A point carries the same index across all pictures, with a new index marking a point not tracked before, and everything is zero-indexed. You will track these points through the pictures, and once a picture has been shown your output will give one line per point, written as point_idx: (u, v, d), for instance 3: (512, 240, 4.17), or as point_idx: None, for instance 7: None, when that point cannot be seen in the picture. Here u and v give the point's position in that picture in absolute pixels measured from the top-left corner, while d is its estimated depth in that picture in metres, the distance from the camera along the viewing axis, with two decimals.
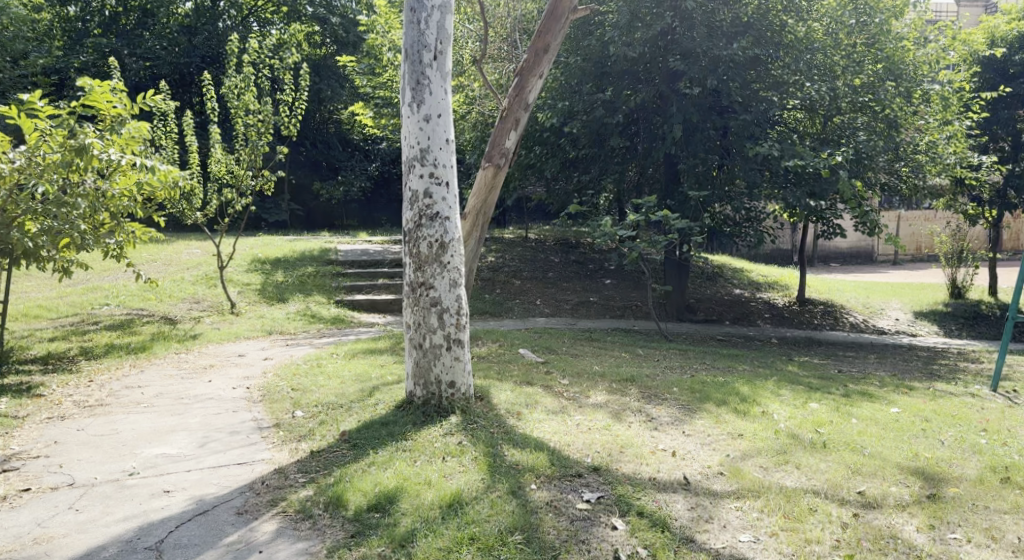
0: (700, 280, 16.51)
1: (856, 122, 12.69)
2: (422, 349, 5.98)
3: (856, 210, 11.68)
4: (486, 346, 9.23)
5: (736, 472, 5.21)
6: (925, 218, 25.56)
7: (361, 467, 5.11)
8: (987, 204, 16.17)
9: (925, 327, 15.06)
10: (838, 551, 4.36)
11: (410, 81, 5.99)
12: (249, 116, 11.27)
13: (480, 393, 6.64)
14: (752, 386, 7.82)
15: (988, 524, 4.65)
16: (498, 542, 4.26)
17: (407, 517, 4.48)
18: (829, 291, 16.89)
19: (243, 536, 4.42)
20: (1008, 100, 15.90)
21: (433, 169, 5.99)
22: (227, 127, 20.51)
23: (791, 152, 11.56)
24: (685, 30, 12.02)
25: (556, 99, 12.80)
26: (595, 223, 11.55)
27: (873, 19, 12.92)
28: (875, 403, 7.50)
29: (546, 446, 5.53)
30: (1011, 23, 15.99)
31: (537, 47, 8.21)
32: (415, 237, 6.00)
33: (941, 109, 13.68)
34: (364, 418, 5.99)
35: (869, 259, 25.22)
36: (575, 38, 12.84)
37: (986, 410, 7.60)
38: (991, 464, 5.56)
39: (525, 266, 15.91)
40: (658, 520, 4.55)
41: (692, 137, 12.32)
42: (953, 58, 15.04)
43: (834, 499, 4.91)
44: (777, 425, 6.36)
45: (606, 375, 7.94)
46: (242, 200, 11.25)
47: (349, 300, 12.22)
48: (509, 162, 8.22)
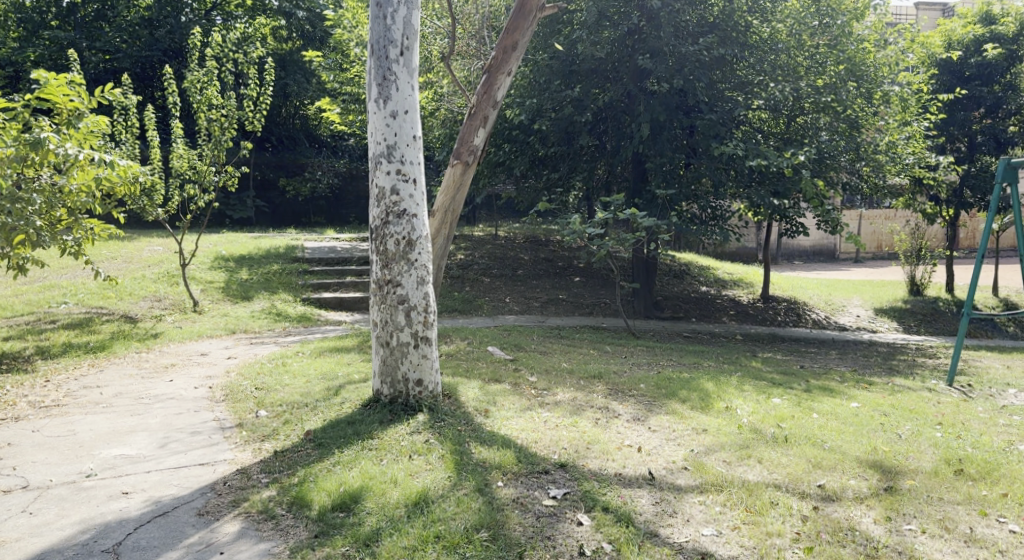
0: (667, 278, 16.65)
1: (819, 122, 12.86)
2: (390, 347, 5.96)
3: (819, 209, 11.91)
4: (455, 344, 9.22)
5: (700, 467, 5.27)
6: (886, 217, 26.15)
7: (326, 466, 5.07)
8: (945, 204, 16.42)
9: (885, 324, 15.35)
10: (798, 544, 4.42)
11: (376, 77, 5.95)
12: (212, 110, 11.10)
13: (448, 391, 6.63)
14: (717, 382, 7.90)
15: (941, 515, 4.76)
16: (463, 540, 4.25)
17: (372, 516, 4.46)
18: (793, 289, 17.14)
19: (204, 536, 4.37)
20: (964, 102, 16.30)
21: (400, 166, 5.96)
22: (189, 122, 20.24)
23: (755, 151, 11.70)
24: (651, 29, 12.10)
25: (525, 97, 12.84)
26: (564, 221, 11.59)
27: (834, 21, 13.00)
28: (835, 398, 7.63)
29: (513, 443, 5.54)
30: (967, 26, 16.40)
31: (505, 44, 8.14)
32: (381, 234, 5.97)
33: (900, 110, 13.97)
34: (329, 418, 5.93)
35: (831, 257, 25.66)
36: (543, 36, 12.88)
37: (942, 404, 7.78)
38: (946, 457, 5.67)
39: (494, 264, 15.92)
40: (622, 516, 4.59)
41: (659, 136, 12.40)
42: (913, 60, 15.34)
43: (795, 493, 4.99)
44: (740, 420, 6.45)
45: (574, 372, 7.97)
46: (205, 196, 11.09)
47: (316, 298, 12.11)
48: (477, 159, 8.22)
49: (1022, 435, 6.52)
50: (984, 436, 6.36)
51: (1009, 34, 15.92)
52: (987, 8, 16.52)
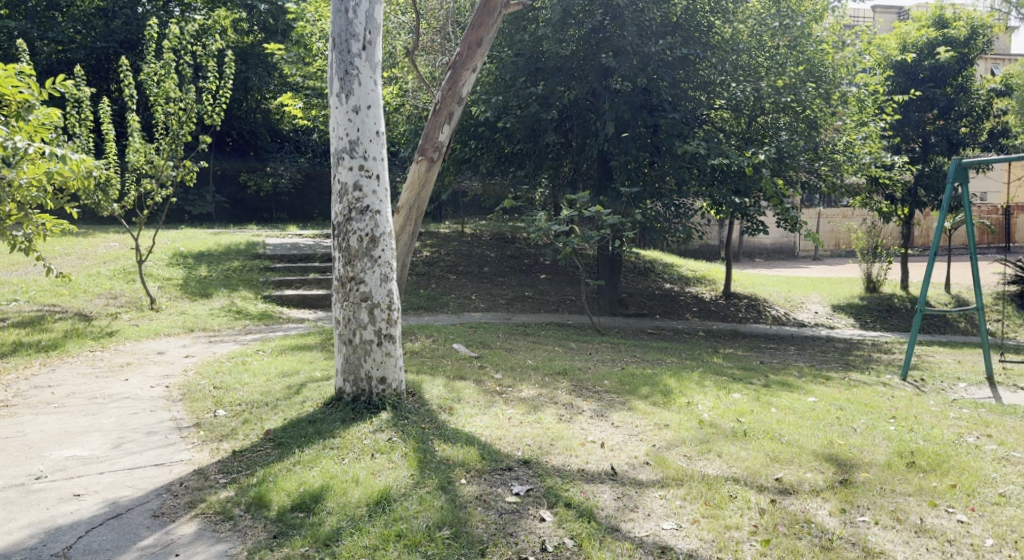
0: (631, 276, 16.78)
1: (779, 122, 13.09)
2: (352, 345, 5.91)
3: (779, 208, 12.20)
4: (419, 341, 9.19)
5: (661, 462, 5.33)
6: (843, 216, 26.58)
7: (286, 466, 5.02)
8: (899, 203, 16.77)
9: (842, 320, 15.67)
10: (756, 537, 4.49)
11: (338, 71, 5.89)
12: (170, 103, 10.88)
13: (412, 388, 6.60)
14: (679, 378, 7.98)
15: (894, 506, 4.86)
16: (425, 538, 4.24)
17: (332, 516, 4.42)
18: (754, 285, 17.40)
19: (160, 538, 4.30)
20: (918, 104, 16.70)
21: (363, 162, 5.92)
22: (146, 115, 19.85)
23: (717, 150, 11.86)
24: (616, 28, 12.21)
25: (490, 94, 12.82)
26: (530, 219, 11.60)
27: (794, 22, 13.22)
28: (793, 393, 7.76)
29: (477, 440, 5.53)
30: (920, 30, 16.87)
31: (470, 40, 8.09)
32: (344, 231, 5.92)
33: (857, 111, 14.24)
34: (290, 417, 5.87)
35: (791, 255, 26.09)
36: (509, 33, 12.88)
37: (896, 398, 7.97)
38: (899, 449, 5.80)
39: (460, 261, 15.90)
40: (584, 511, 4.61)
41: (623, 134, 12.47)
42: (871, 61, 15.62)
43: (753, 486, 5.07)
44: (700, 415, 6.53)
45: (538, 369, 7.99)
46: (162, 191, 10.88)
47: (278, 295, 11.96)
48: (443, 156, 8.20)
49: (971, 427, 6.70)
50: (936, 429, 6.51)
51: (960, 38, 16.48)
52: (940, 12, 16.99)
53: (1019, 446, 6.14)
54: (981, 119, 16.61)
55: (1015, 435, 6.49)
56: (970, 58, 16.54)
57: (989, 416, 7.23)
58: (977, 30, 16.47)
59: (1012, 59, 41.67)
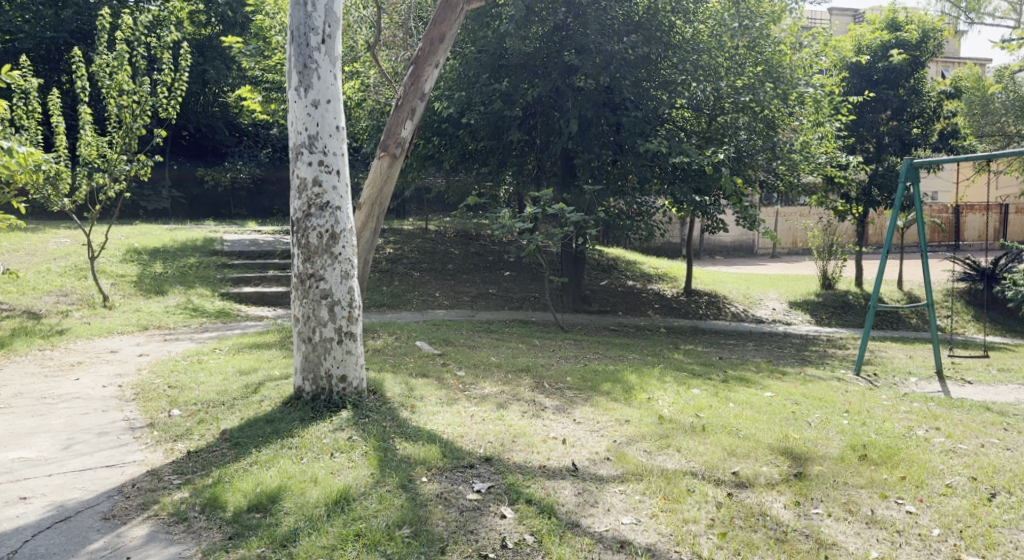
0: (594, 273, 16.90)
1: (738, 122, 13.26)
2: (312, 343, 5.84)
3: (738, 207, 12.58)
4: (382, 339, 9.12)
5: (621, 457, 5.37)
6: (800, 214, 27.05)
7: (242, 466, 4.95)
8: (854, 202, 17.10)
9: (799, 316, 15.95)
10: (713, 530, 4.54)
11: (296, 64, 5.81)
12: (123, 96, 10.64)
13: (372, 386, 6.55)
14: (640, 374, 8.05)
15: (846, 498, 4.97)
16: (384, 537, 4.21)
17: (290, 516, 4.37)
18: (714, 283, 17.60)
19: (110, 541, 4.20)
20: (872, 105, 17.07)
21: (322, 157, 5.85)
22: (98, 107, 19.38)
23: (678, 148, 12.02)
24: (579, 26, 12.25)
25: (453, 90, 12.74)
26: (493, 216, 11.58)
27: (753, 23, 13.37)
28: (751, 388, 7.89)
29: (438, 438, 5.52)
30: (874, 33, 17.32)
31: (432, 36, 8.03)
32: (302, 227, 5.84)
33: (814, 111, 14.49)
34: (248, 416, 5.79)
35: (749, 252, 26.48)
36: (471, 29, 12.85)
37: (849, 392, 8.14)
38: (852, 443, 5.92)
39: (423, 258, 15.82)
40: (545, 507, 4.63)
41: (586, 132, 12.53)
42: (827, 62, 15.90)
43: (711, 480, 5.14)
44: (661, 411, 6.59)
45: (501, 366, 8.00)
46: (116, 186, 10.65)
47: (236, 293, 11.78)
48: (405, 152, 8.15)
49: (921, 421, 6.87)
50: (887, 423, 6.67)
51: (912, 41, 16.89)
52: (893, 15, 17.42)
53: (966, 439, 6.31)
54: (932, 120, 17.06)
55: (962, 428, 6.67)
56: (922, 61, 16.96)
57: (938, 410, 7.43)
58: (928, 33, 16.89)
59: (959, 61, 43.02)
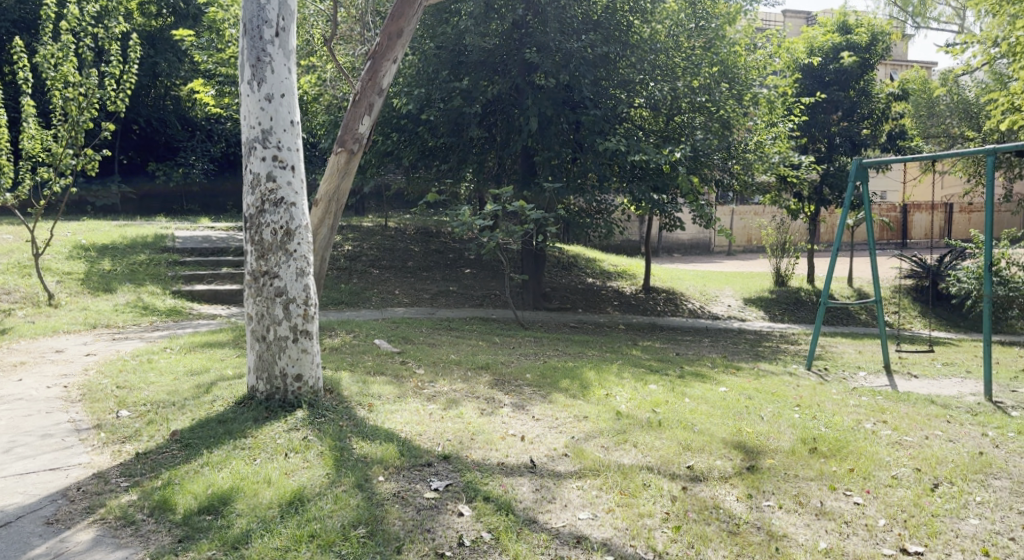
0: (554, 270, 16.95)
1: (694, 122, 13.44)
2: (266, 342, 5.76)
3: (694, 205, 12.78)
4: (340, 337, 9.03)
5: (579, 453, 5.40)
6: (755, 213, 27.51)
7: (193, 467, 4.87)
8: (807, 201, 17.46)
9: (753, 313, 16.23)
10: (667, 523, 4.60)
11: (250, 58, 5.72)
12: (69, 88, 10.34)
13: (328, 385, 6.48)
14: (599, 370, 8.12)
15: (797, 491, 5.06)
16: (339, 538, 4.17)
17: (242, 518, 4.30)
18: (672, 280, 17.81)
19: (54, 546, 4.09)
20: (825, 106, 17.40)
21: (276, 152, 5.77)
22: (43, 99, 18.82)
23: (636, 147, 12.11)
24: (538, 23, 12.26)
25: (412, 86, 12.63)
26: (453, 213, 11.53)
27: (709, 24, 13.71)
28: (706, 383, 8.01)
29: (395, 437, 5.48)
30: (826, 35, 17.71)
31: (390, 31, 7.92)
32: (256, 223, 5.76)
33: (767, 111, 14.74)
34: (199, 416, 5.69)
35: (706, 250, 26.86)
36: (430, 25, 12.77)
37: (801, 387, 8.30)
38: (802, 436, 6.04)
39: (383, 255, 15.72)
40: (502, 504, 4.64)
41: (546, 130, 12.57)
42: (781, 63, 16.20)
43: (666, 474, 5.20)
44: (618, 407, 6.64)
45: (461, 364, 7.98)
46: (61, 181, 10.37)
47: (188, 291, 11.55)
48: (363, 148, 8.06)
49: (869, 414, 7.03)
50: (837, 416, 6.81)
51: (862, 44, 17.32)
52: (843, 18, 17.83)
53: (912, 431, 6.47)
54: (881, 122, 17.45)
55: (908, 421, 6.84)
56: (871, 63, 17.37)
57: (885, 403, 7.61)
58: (878, 36, 17.32)
59: (906, 64, 44.32)
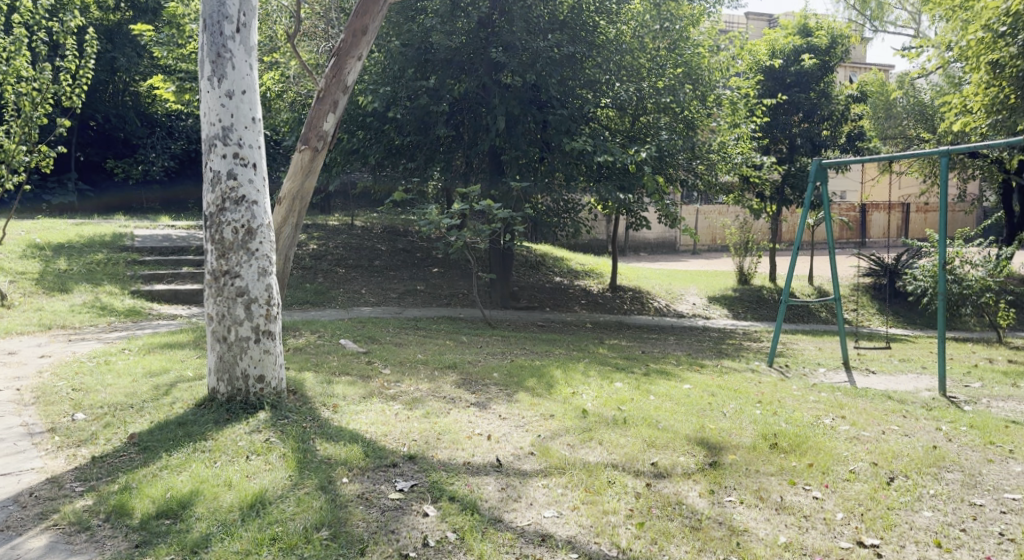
0: (522, 269, 16.97)
1: (659, 122, 13.56)
2: (227, 343, 5.68)
3: (660, 204, 12.90)
4: (304, 337, 8.95)
5: (545, 452, 5.42)
6: (719, 212, 27.84)
7: (152, 470, 4.78)
8: (769, 200, 17.73)
9: (718, 311, 16.42)
10: (631, 520, 4.62)
11: (209, 54, 5.64)
12: (23, 83, 10.10)
13: (292, 386, 6.42)
14: (566, 369, 8.15)
15: (757, 486, 5.14)
16: (301, 540, 4.13)
17: (202, 522, 4.24)
18: (638, 278, 17.94)
19: (5, 554, 3.99)
20: (785, 107, 17.65)
21: (237, 149, 5.69)
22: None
23: (602, 147, 12.17)
24: (505, 22, 12.25)
25: (377, 84, 12.54)
26: (420, 212, 11.45)
27: (673, 26, 13.73)
28: (670, 380, 8.09)
29: (360, 437, 5.45)
30: (787, 37, 18.01)
31: (354, 28, 7.83)
32: (216, 222, 5.68)
33: (730, 112, 14.92)
34: (159, 418, 5.60)
35: (672, 249, 27.11)
36: (397, 23, 12.60)
37: (762, 383, 8.42)
38: (763, 432, 6.12)
39: (349, 254, 15.61)
40: (467, 504, 4.63)
41: (514, 129, 12.58)
42: (743, 65, 16.43)
43: (631, 471, 5.23)
44: (584, 405, 6.67)
45: (428, 363, 7.95)
46: (15, 178, 10.14)
47: (148, 291, 11.35)
48: (327, 146, 8.00)
49: (828, 409, 7.16)
50: (797, 412, 6.92)
51: (822, 46, 17.66)
52: (804, 21, 18.13)
53: (869, 426, 6.60)
54: (841, 123, 17.77)
55: (865, 416, 6.98)
56: (831, 65, 17.69)
57: (844, 399, 7.76)
58: (837, 39, 17.67)
59: (865, 66, 45.35)
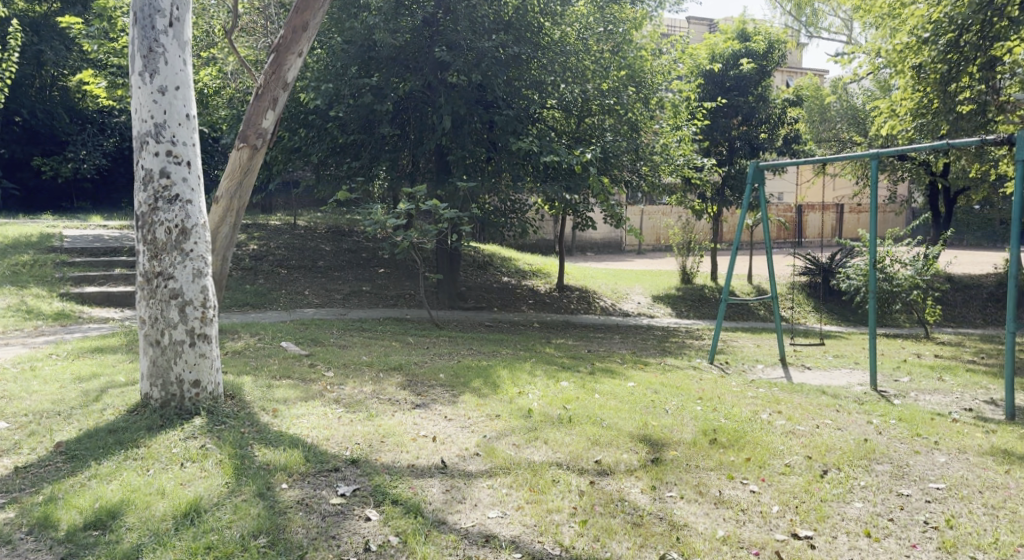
0: (469, 269, 16.93)
1: (604, 124, 13.67)
2: (161, 346, 5.51)
3: (605, 205, 13.01)
4: (244, 340, 8.75)
5: (490, 452, 5.41)
6: (663, 213, 28.28)
7: (79, 480, 4.61)
8: (711, 201, 18.02)
9: (661, 309, 16.66)
10: (575, 518, 4.64)
11: (140, 48, 5.47)
12: None
13: (230, 390, 6.26)
14: (512, 369, 8.14)
15: (697, 481, 5.21)
16: (238, 548, 4.03)
17: (133, 532, 4.11)
18: (584, 278, 18.05)
19: None
20: (725, 110, 18.01)
21: (170, 147, 5.54)
22: None
23: (548, 147, 12.23)
24: (449, 22, 12.19)
25: (320, 81, 12.32)
26: (365, 212, 11.32)
27: (616, 29, 13.87)
28: (615, 379, 8.15)
29: (301, 442, 5.35)
30: (726, 41, 18.31)
31: (294, 24, 7.68)
32: (149, 221, 5.51)
33: (672, 114, 15.15)
34: (88, 426, 5.41)
35: (618, 249, 27.40)
36: (340, 20, 12.33)
37: (703, 380, 8.57)
38: (704, 427, 6.22)
39: (292, 255, 15.34)
40: (411, 507, 4.58)
41: (460, 128, 12.52)
42: (685, 68, 16.68)
43: (575, 469, 5.26)
44: (530, 404, 6.67)
45: (373, 365, 7.86)
46: None
47: (77, 293, 10.95)
48: (266, 144, 7.83)
49: (765, 405, 7.32)
50: (735, 408, 7.06)
51: (760, 51, 18.01)
52: (742, 26, 18.54)
53: (804, 420, 6.78)
54: (777, 126, 18.22)
55: (800, 411, 7.16)
56: (768, 70, 18.09)
57: (781, 394, 7.94)
58: (774, 44, 18.07)
59: (800, 70, 46.74)
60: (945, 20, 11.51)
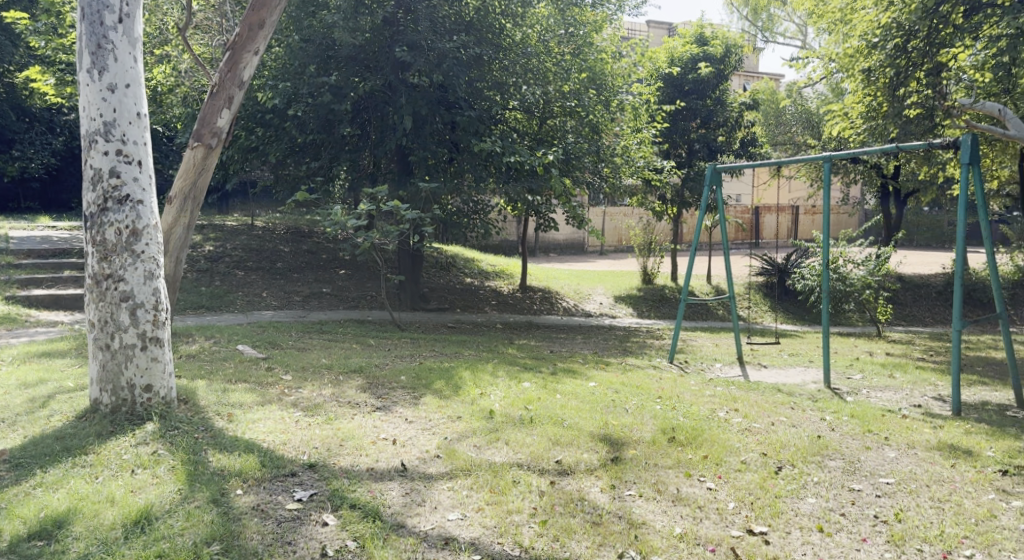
0: (431, 270, 16.85)
1: (565, 125, 13.72)
2: (111, 350, 5.38)
3: (566, 206, 13.06)
4: (199, 344, 8.59)
5: (451, 454, 5.38)
6: (624, 214, 28.51)
7: (24, 489, 4.48)
8: (671, 202, 18.19)
9: (622, 310, 16.79)
10: (534, 519, 4.64)
11: (89, 44, 5.33)
12: None
13: (183, 395, 6.13)
14: (474, 370, 8.11)
15: (655, 479, 5.25)
16: (190, 555, 3.95)
17: (81, 541, 4.00)
18: (546, 279, 18.10)
19: None
20: (684, 113, 18.25)
21: (120, 146, 5.41)
22: None
23: (510, 148, 12.25)
24: (409, 22, 12.11)
25: (277, 80, 12.15)
26: (325, 212, 11.21)
27: (578, 31, 14.02)
28: (577, 379, 8.17)
29: (257, 447, 5.26)
30: (685, 45, 18.50)
31: (250, 22, 7.56)
32: (98, 223, 5.38)
33: (633, 117, 15.28)
34: (34, 433, 5.26)
35: (580, 249, 27.54)
36: (297, 18, 12.18)
37: (663, 379, 8.64)
38: (663, 426, 6.28)
39: (250, 256, 15.11)
40: (369, 511, 4.54)
41: (421, 129, 12.46)
42: (645, 70, 16.83)
43: (535, 470, 5.26)
44: (491, 405, 6.66)
45: (332, 368, 7.77)
46: None
47: (24, 295, 10.65)
48: (221, 143, 7.68)
49: (724, 403, 7.41)
50: (694, 406, 7.13)
51: (717, 55, 18.23)
52: (701, 30, 18.73)
53: (760, 418, 6.88)
54: (735, 129, 18.50)
55: (757, 408, 7.26)
56: (726, 73, 18.34)
57: (738, 393, 8.05)
58: (731, 48, 18.30)
59: (757, 75, 47.56)
60: (894, 26, 11.76)
